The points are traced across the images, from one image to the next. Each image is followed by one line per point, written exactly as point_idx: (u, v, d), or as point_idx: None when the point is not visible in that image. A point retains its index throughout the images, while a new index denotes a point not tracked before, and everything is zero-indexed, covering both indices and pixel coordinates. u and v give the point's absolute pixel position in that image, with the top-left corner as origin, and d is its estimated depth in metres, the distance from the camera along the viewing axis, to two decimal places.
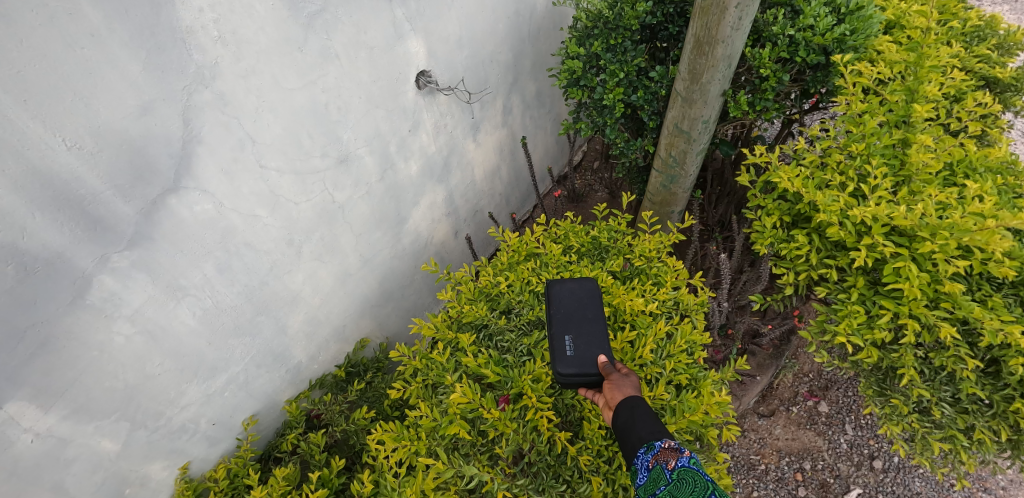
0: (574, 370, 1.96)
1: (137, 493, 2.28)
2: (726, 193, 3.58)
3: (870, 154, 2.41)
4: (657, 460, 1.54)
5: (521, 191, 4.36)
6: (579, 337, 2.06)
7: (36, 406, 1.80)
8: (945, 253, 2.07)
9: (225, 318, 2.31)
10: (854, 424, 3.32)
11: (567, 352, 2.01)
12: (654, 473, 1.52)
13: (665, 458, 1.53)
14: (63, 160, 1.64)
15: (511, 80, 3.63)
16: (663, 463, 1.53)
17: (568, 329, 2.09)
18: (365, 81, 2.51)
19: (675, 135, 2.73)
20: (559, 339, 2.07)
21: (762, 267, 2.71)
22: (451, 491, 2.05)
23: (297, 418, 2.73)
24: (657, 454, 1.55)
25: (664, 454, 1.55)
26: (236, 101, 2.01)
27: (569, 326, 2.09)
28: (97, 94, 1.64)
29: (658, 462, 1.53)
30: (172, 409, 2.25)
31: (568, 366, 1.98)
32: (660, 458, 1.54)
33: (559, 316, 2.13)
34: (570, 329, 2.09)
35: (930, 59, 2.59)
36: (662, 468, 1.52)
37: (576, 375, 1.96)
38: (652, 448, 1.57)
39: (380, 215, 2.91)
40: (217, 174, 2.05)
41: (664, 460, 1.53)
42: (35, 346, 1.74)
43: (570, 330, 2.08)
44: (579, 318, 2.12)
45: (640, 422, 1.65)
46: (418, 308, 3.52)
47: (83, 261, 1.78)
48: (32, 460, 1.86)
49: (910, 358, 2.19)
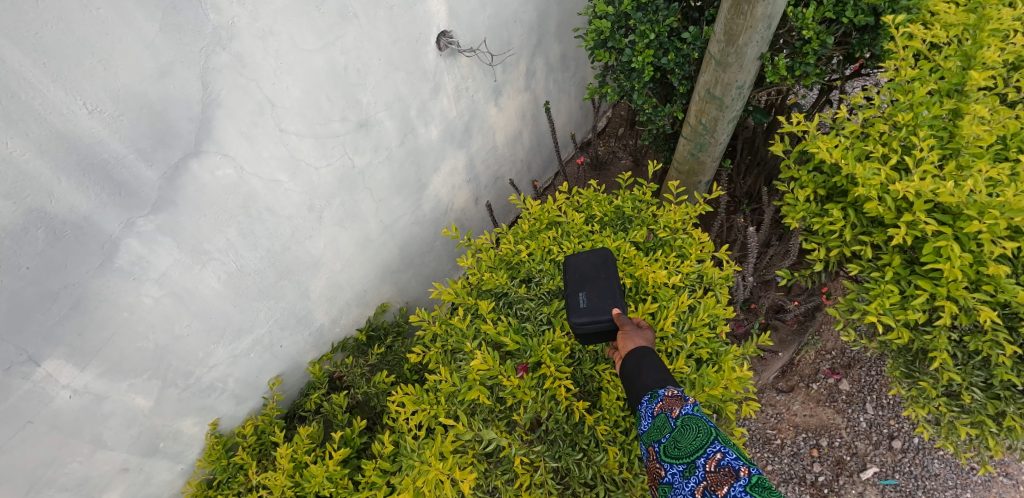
0: (586, 318, 1.99)
1: (171, 447, 2.38)
2: (757, 163, 3.45)
3: (917, 125, 2.27)
4: (661, 408, 1.59)
5: (543, 157, 4.28)
6: (593, 292, 2.07)
7: (72, 364, 1.87)
8: (992, 233, 1.93)
9: (249, 282, 2.34)
10: (875, 402, 3.28)
11: (579, 304, 2.04)
12: (658, 421, 1.57)
13: (669, 406, 1.58)
14: (85, 124, 1.63)
15: (535, 42, 3.50)
16: (667, 411, 1.57)
17: (583, 286, 2.12)
18: (385, 42, 2.44)
19: (707, 100, 2.60)
20: (574, 296, 2.10)
21: (793, 242, 2.66)
22: (469, 455, 2.07)
23: (321, 380, 2.83)
24: (661, 402, 1.60)
25: (667, 402, 1.59)
26: (253, 63, 1.96)
27: (583, 285, 2.12)
28: (115, 56, 1.62)
29: (663, 410, 1.57)
30: (201, 368, 2.32)
31: (581, 315, 2.01)
32: (664, 407, 1.58)
33: (573, 278, 2.17)
34: (585, 287, 2.11)
35: (991, 22, 2.33)
36: (667, 415, 1.56)
37: (589, 324, 1.98)
38: (656, 397, 1.62)
39: (401, 181, 2.88)
40: (238, 138, 2.03)
41: (668, 408, 1.57)
42: (68, 307, 1.79)
43: (584, 286, 2.11)
44: (593, 277, 2.13)
45: (646, 371, 1.71)
46: (437, 274, 3.53)
47: (109, 225, 1.79)
48: (71, 414, 1.94)
49: (943, 341, 2.11)
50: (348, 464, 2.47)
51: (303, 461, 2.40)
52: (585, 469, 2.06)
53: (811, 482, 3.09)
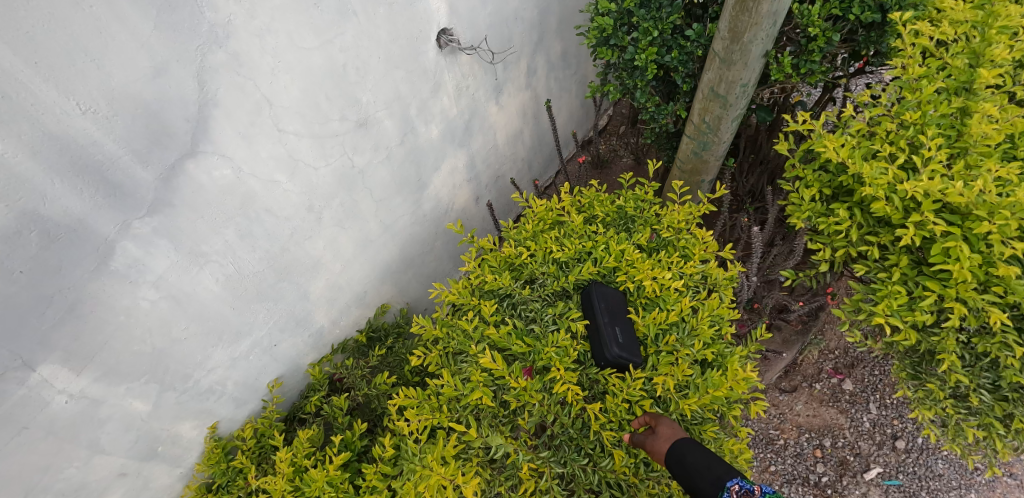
0: (624, 356, 2.15)
1: (169, 451, 2.35)
2: (760, 161, 3.43)
3: (925, 124, 2.24)
4: None
5: (544, 156, 4.24)
6: (626, 329, 2.25)
7: (68, 369, 1.83)
8: (1002, 233, 1.91)
9: (248, 283, 2.30)
10: (878, 402, 3.26)
11: (619, 339, 2.18)
12: None
13: None
14: (78, 124, 1.59)
15: (536, 40, 3.47)
16: None
17: (616, 320, 2.26)
18: (384, 40, 2.40)
19: (711, 99, 2.57)
20: (609, 328, 2.21)
21: (797, 241, 2.63)
22: (473, 461, 2.03)
23: (321, 382, 2.78)
24: None
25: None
26: (251, 62, 1.93)
27: (616, 319, 2.26)
28: (108, 55, 1.58)
29: None
30: (200, 372, 2.29)
31: (619, 352, 2.15)
32: None
33: (608, 310, 2.28)
34: (618, 322, 2.25)
35: (1000, 19, 2.30)
36: None
37: (622, 360, 2.15)
38: None
39: (402, 180, 2.85)
40: (235, 138, 1.99)
41: None
42: (63, 311, 1.75)
43: (617, 322, 2.25)
44: (621, 314, 2.30)
45: (699, 473, 1.79)
46: (438, 274, 3.50)
47: (104, 227, 1.76)
48: (68, 419, 1.90)
49: (952, 342, 2.09)
50: (348, 468, 2.45)
51: (303, 464, 2.37)
52: (591, 473, 2.03)
53: (814, 483, 3.06)
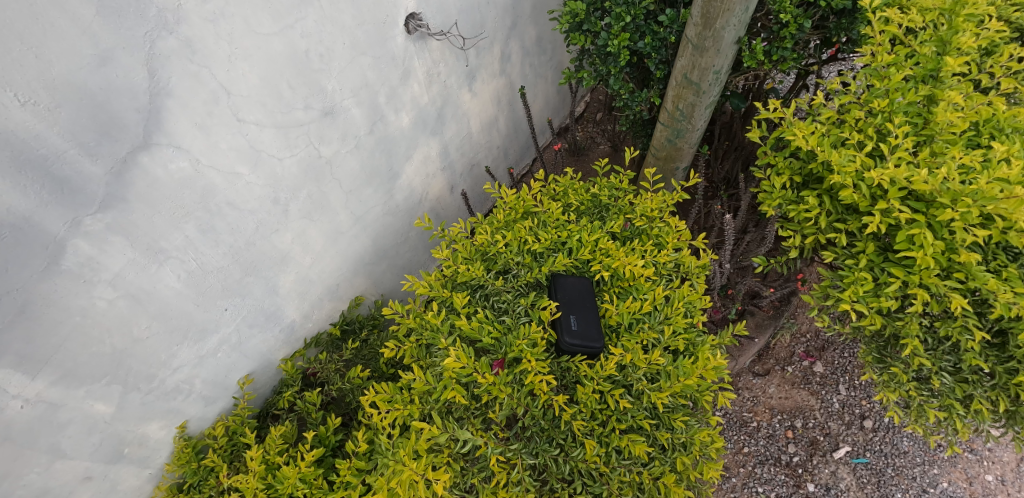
0: (578, 341, 2.14)
1: (136, 453, 2.28)
2: (734, 148, 3.48)
3: (893, 111, 2.27)
4: None
5: (519, 144, 4.19)
6: (584, 316, 2.23)
7: (22, 373, 1.75)
8: (965, 221, 1.94)
9: (212, 279, 2.23)
10: (848, 384, 3.35)
11: (572, 326, 2.18)
12: None
13: None
14: (17, 117, 1.49)
15: (509, 24, 3.40)
16: None
17: (573, 310, 2.25)
18: (349, 25, 2.32)
19: (684, 86, 2.55)
20: (564, 317, 2.22)
21: (769, 228, 2.65)
22: (445, 455, 2.03)
23: (294, 377, 2.73)
24: None
25: None
26: (205, 49, 1.84)
27: (573, 308, 2.25)
28: (47, 42, 1.48)
29: None
30: (165, 371, 2.22)
31: (573, 337, 2.15)
32: None
33: (563, 300, 2.28)
34: (575, 310, 2.24)
35: (967, 7, 2.33)
36: None
37: (579, 347, 2.14)
38: None
39: (372, 170, 2.78)
40: (191, 129, 1.90)
41: None
42: (12, 313, 1.66)
43: (575, 310, 2.24)
44: (581, 303, 2.27)
45: None
46: (412, 265, 3.45)
47: (52, 225, 1.67)
48: (24, 424, 1.83)
49: (914, 326, 2.15)
50: (322, 464, 2.42)
51: (275, 462, 2.34)
52: (562, 464, 2.06)
53: (786, 463, 3.13)
